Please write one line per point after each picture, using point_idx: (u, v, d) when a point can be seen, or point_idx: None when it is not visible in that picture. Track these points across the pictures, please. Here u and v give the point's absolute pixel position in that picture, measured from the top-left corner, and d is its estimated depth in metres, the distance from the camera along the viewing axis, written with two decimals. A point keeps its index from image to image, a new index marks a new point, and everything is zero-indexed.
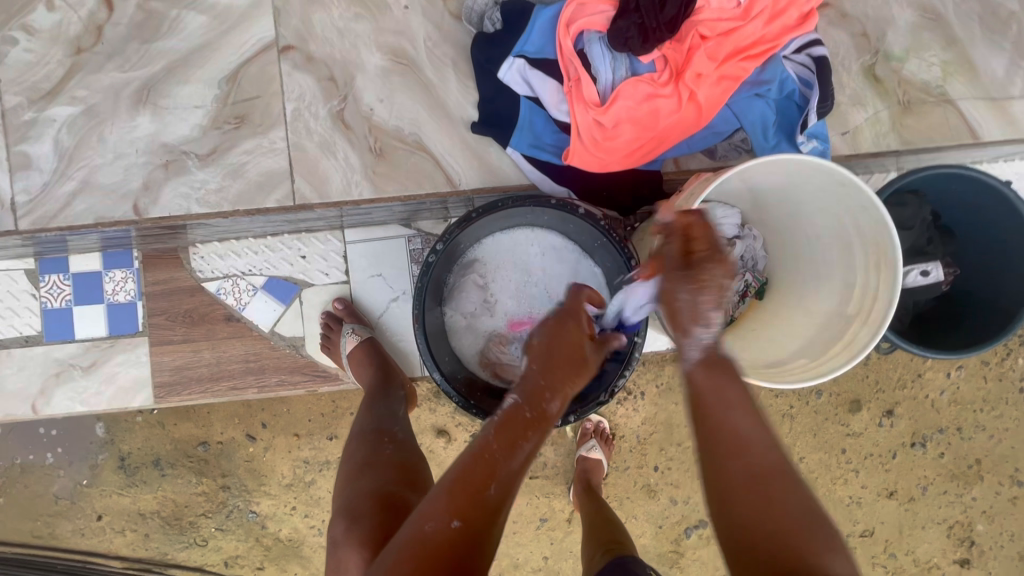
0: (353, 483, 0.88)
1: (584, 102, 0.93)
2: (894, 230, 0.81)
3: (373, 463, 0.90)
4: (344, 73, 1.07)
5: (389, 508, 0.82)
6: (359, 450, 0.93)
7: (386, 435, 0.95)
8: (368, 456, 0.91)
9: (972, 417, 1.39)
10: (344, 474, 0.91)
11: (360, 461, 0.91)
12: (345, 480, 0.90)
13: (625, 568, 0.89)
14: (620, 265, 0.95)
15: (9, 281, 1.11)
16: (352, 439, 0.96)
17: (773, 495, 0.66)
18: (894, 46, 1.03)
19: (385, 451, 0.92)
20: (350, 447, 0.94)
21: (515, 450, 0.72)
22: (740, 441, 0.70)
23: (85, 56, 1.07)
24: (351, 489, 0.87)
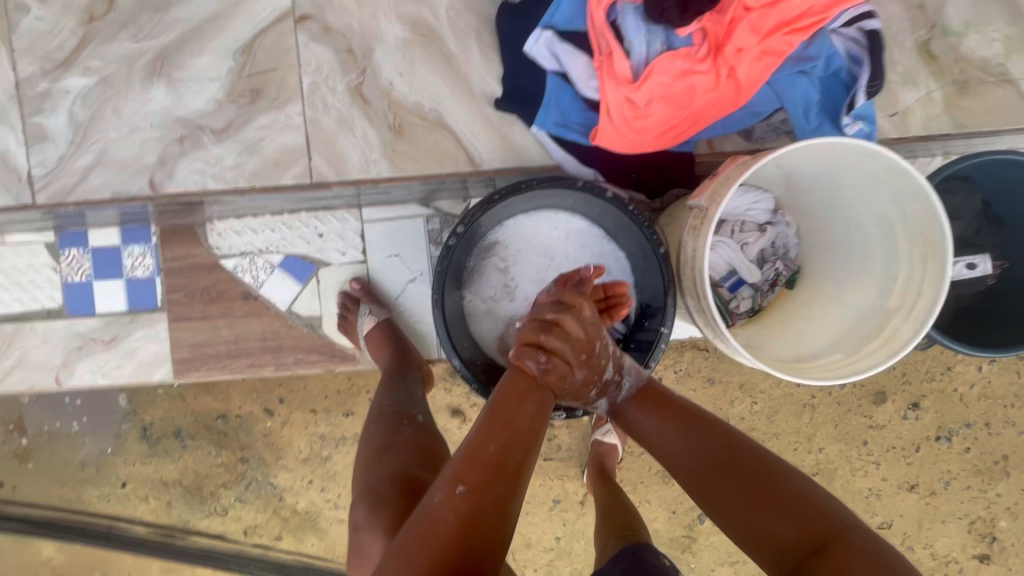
0: (373, 467, 0.87)
1: (616, 78, 0.87)
2: (947, 220, 0.76)
3: (392, 445, 0.89)
4: (362, 45, 1.03)
5: (411, 492, 0.81)
6: (379, 432, 0.92)
7: (405, 417, 0.94)
8: (388, 439, 0.90)
9: (1002, 413, 1.35)
10: (363, 456, 0.91)
11: (379, 444, 0.90)
12: (365, 462, 0.89)
13: (637, 557, 0.86)
14: (647, 251, 0.91)
15: (31, 254, 1.11)
16: (369, 421, 0.95)
17: (713, 476, 0.73)
18: (953, 21, 0.96)
19: (405, 433, 0.92)
20: (368, 427, 0.94)
21: (535, 411, 0.73)
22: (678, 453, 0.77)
23: (98, 26, 1.04)
24: (370, 472, 0.86)
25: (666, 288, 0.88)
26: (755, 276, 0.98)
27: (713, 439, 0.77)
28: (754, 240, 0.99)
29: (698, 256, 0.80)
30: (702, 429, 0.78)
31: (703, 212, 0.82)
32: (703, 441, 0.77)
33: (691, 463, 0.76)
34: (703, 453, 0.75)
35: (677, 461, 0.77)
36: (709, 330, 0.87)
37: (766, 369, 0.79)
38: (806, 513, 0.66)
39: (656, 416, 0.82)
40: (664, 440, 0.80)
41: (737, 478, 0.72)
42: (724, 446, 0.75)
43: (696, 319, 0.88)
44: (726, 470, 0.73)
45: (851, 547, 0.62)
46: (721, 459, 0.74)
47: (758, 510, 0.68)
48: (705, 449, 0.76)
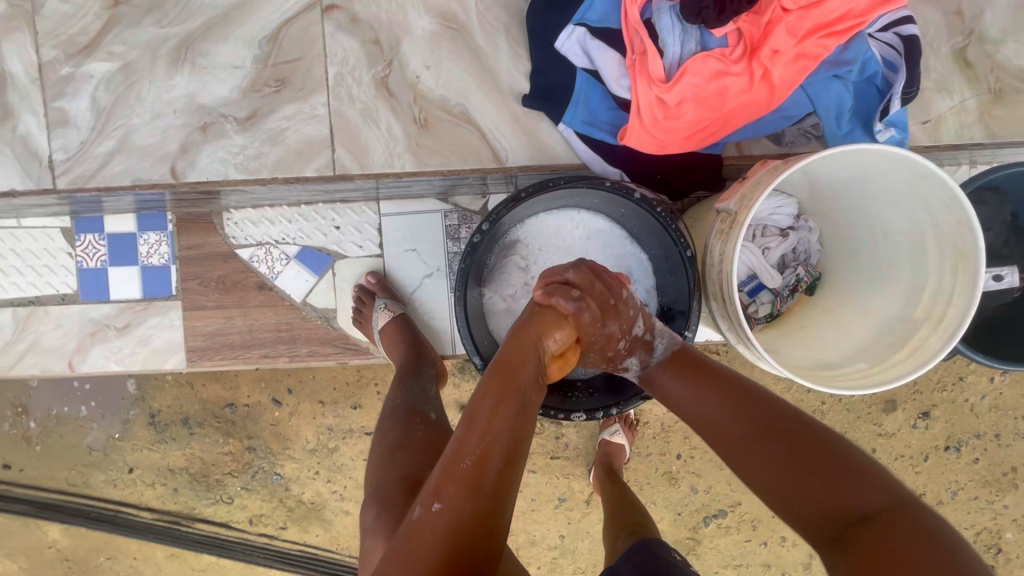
0: (386, 467, 0.86)
1: (648, 77, 0.86)
2: (981, 232, 0.75)
3: (405, 445, 0.89)
4: (389, 37, 1.02)
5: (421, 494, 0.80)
6: (393, 429, 0.91)
7: (418, 416, 0.94)
8: (402, 438, 0.90)
9: (1012, 424, 1.34)
10: (375, 455, 0.90)
11: (393, 443, 0.89)
12: (377, 461, 0.88)
13: (651, 553, 0.85)
14: (670, 253, 0.90)
15: (46, 239, 1.10)
16: (383, 418, 0.94)
17: (754, 445, 0.66)
18: (990, 27, 0.94)
19: (418, 433, 0.91)
20: (382, 425, 0.93)
21: (521, 409, 0.66)
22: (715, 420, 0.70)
23: (122, 10, 1.03)
24: (381, 472, 0.85)
25: (691, 293, 0.87)
26: (775, 281, 0.96)
27: (756, 405, 0.70)
28: (776, 245, 0.97)
29: (726, 262, 0.80)
30: (742, 395, 0.71)
31: (731, 217, 0.81)
32: (744, 408, 0.70)
33: (729, 431, 0.69)
34: (744, 418, 0.69)
35: (712, 427, 0.71)
36: (733, 335, 0.86)
37: (790, 376, 0.78)
38: (856, 483, 0.59)
39: (692, 381, 0.75)
40: (698, 405, 0.73)
41: (780, 443, 0.65)
42: (766, 413, 0.68)
43: (720, 324, 0.87)
44: (769, 436, 0.66)
45: (905, 522, 0.55)
46: (763, 425, 0.67)
47: (801, 477, 0.62)
48: (745, 415, 0.69)
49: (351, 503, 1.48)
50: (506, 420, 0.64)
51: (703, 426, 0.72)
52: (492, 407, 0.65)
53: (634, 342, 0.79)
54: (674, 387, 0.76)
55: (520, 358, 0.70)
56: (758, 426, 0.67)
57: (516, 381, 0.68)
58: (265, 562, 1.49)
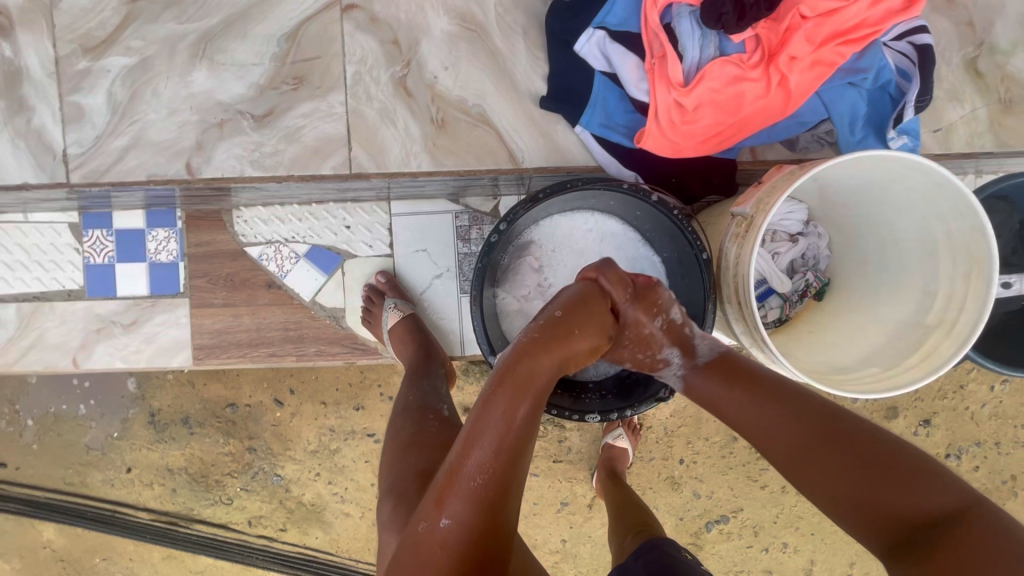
0: (400, 463, 0.86)
1: (667, 81, 0.87)
2: (994, 240, 0.76)
3: (419, 441, 0.88)
4: (408, 37, 1.02)
5: None
6: (406, 426, 0.91)
7: (430, 412, 0.93)
8: (415, 434, 0.89)
9: (1012, 433, 1.35)
10: (389, 450, 0.89)
11: (407, 439, 0.89)
12: (391, 456, 0.88)
13: (661, 551, 0.85)
14: (684, 255, 0.90)
15: (54, 234, 1.09)
16: (396, 415, 0.94)
17: (815, 453, 0.64)
18: (1001, 38, 0.96)
19: (432, 429, 0.90)
20: (395, 421, 0.93)
21: (533, 411, 0.65)
22: (770, 430, 0.68)
23: (141, 5, 1.03)
24: (395, 468, 0.85)
25: (706, 295, 0.87)
26: (785, 287, 0.97)
27: (805, 408, 0.68)
28: (787, 250, 0.98)
29: (743, 265, 0.80)
30: (789, 397, 0.69)
31: (748, 220, 0.82)
32: (794, 410, 0.68)
33: (786, 440, 0.67)
34: (795, 421, 0.67)
35: (761, 433, 0.69)
36: (747, 339, 0.87)
37: (805, 379, 0.79)
38: (919, 485, 0.58)
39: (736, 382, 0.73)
40: (744, 409, 0.71)
41: (836, 446, 0.64)
42: (816, 415, 0.67)
43: (735, 327, 0.88)
44: (823, 439, 0.65)
45: (982, 528, 0.54)
46: (817, 429, 0.66)
47: (862, 482, 0.61)
48: (796, 418, 0.67)
49: (351, 505, 1.47)
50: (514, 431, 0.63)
51: (751, 432, 0.70)
52: (508, 418, 0.62)
53: (669, 329, 0.78)
54: (717, 391, 0.74)
55: (544, 360, 0.66)
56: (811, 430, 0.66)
57: (533, 387, 0.65)
58: (263, 564, 1.47)
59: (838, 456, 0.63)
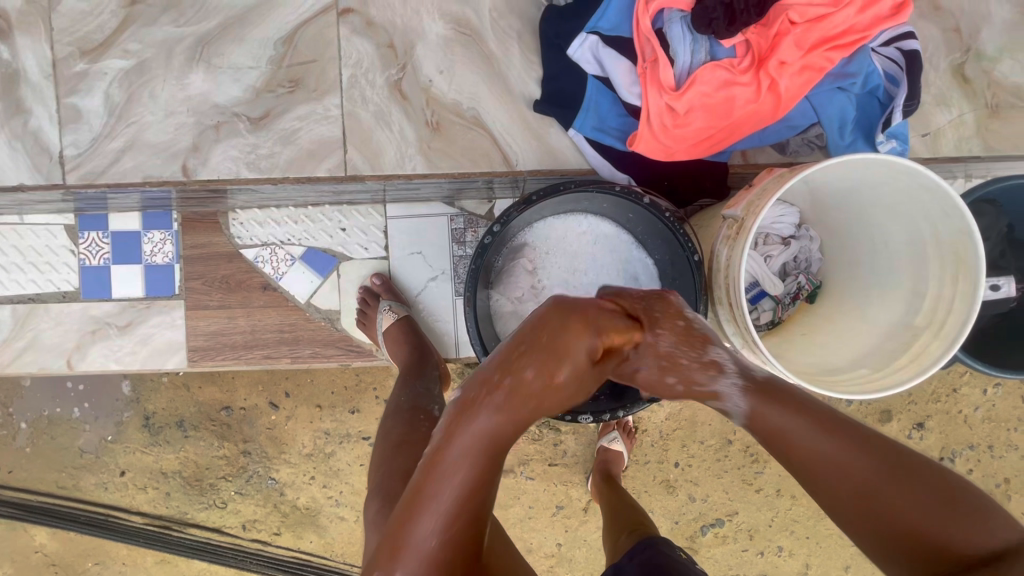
0: (389, 461, 0.88)
1: (659, 85, 0.88)
2: (981, 241, 0.77)
3: (409, 441, 0.91)
4: (404, 41, 1.03)
5: None
6: (396, 427, 0.93)
7: (421, 412, 0.95)
8: (405, 434, 0.92)
9: (1005, 436, 1.35)
10: (380, 450, 0.92)
11: (397, 439, 0.91)
12: (381, 457, 0.90)
13: (656, 549, 0.85)
14: (677, 257, 0.91)
15: (49, 236, 1.10)
16: (388, 416, 0.96)
17: (888, 486, 0.61)
18: (987, 45, 0.97)
19: (422, 428, 0.93)
20: (386, 423, 0.95)
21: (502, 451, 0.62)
22: (844, 459, 0.62)
23: (140, 9, 1.04)
24: (384, 468, 0.88)
25: (697, 297, 0.89)
26: (777, 289, 0.97)
27: (869, 440, 0.63)
28: (778, 253, 0.99)
29: (733, 267, 0.81)
30: (852, 430, 0.63)
31: (738, 223, 0.83)
32: (860, 444, 0.62)
33: (858, 471, 0.62)
34: (863, 457, 0.62)
35: (821, 465, 0.63)
36: (739, 340, 0.88)
37: (795, 380, 0.81)
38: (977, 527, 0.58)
39: (798, 409, 0.64)
40: (808, 438, 0.63)
41: (900, 483, 0.61)
42: (878, 449, 0.63)
43: (726, 328, 0.89)
44: (890, 476, 0.61)
45: None
46: (881, 465, 0.62)
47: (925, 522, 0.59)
48: (865, 451, 0.62)
49: (346, 509, 1.46)
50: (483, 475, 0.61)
51: (804, 462, 0.63)
52: (471, 462, 0.60)
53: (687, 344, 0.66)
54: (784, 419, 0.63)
55: (505, 419, 0.60)
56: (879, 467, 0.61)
57: (500, 444, 0.62)
58: (257, 569, 1.47)
59: (910, 491, 0.60)
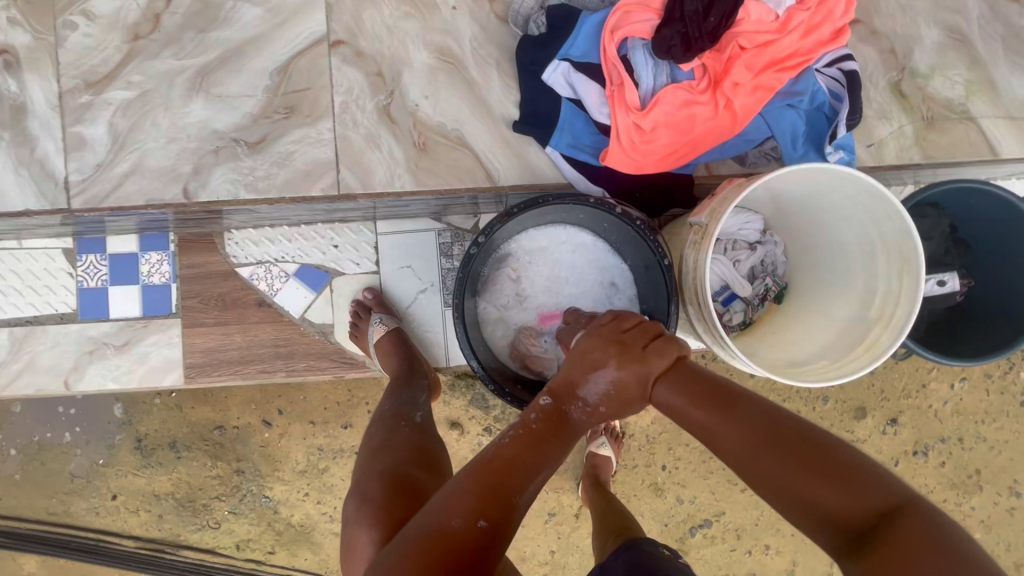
0: (368, 463, 0.88)
1: (626, 106, 0.96)
2: (919, 239, 0.84)
3: (389, 444, 0.90)
4: (391, 70, 1.11)
5: (401, 488, 0.81)
6: (378, 433, 0.93)
7: (403, 419, 0.95)
8: (386, 438, 0.91)
9: (974, 428, 1.43)
10: (361, 455, 0.91)
11: (378, 442, 0.91)
12: (362, 460, 0.90)
13: (640, 549, 0.90)
14: (650, 263, 0.98)
15: (48, 260, 1.14)
16: (371, 423, 0.96)
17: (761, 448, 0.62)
18: (921, 64, 1.08)
19: (404, 432, 0.92)
20: (369, 430, 0.94)
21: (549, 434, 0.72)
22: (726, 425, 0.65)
23: (141, 43, 1.10)
24: (364, 469, 0.87)
25: (669, 298, 0.95)
26: (747, 291, 1.05)
27: (755, 410, 0.65)
28: (745, 257, 1.07)
29: (700, 269, 0.88)
30: (741, 406, 0.66)
31: (703, 229, 0.90)
32: (748, 419, 0.65)
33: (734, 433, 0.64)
34: (753, 428, 0.64)
35: (718, 439, 0.65)
36: (709, 337, 0.94)
37: (765, 375, 0.85)
38: (861, 488, 0.57)
39: (691, 393, 0.69)
40: (697, 416, 0.67)
41: (782, 449, 0.61)
42: (760, 421, 0.64)
43: (697, 326, 0.95)
44: (769, 447, 0.62)
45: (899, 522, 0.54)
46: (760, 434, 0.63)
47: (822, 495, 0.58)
48: (753, 429, 0.64)
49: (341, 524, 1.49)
50: (547, 458, 0.70)
51: (705, 437, 0.67)
52: (526, 422, 0.73)
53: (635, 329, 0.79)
54: (677, 400, 0.69)
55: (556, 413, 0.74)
56: (769, 437, 0.62)
57: (561, 427, 0.73)
58: None
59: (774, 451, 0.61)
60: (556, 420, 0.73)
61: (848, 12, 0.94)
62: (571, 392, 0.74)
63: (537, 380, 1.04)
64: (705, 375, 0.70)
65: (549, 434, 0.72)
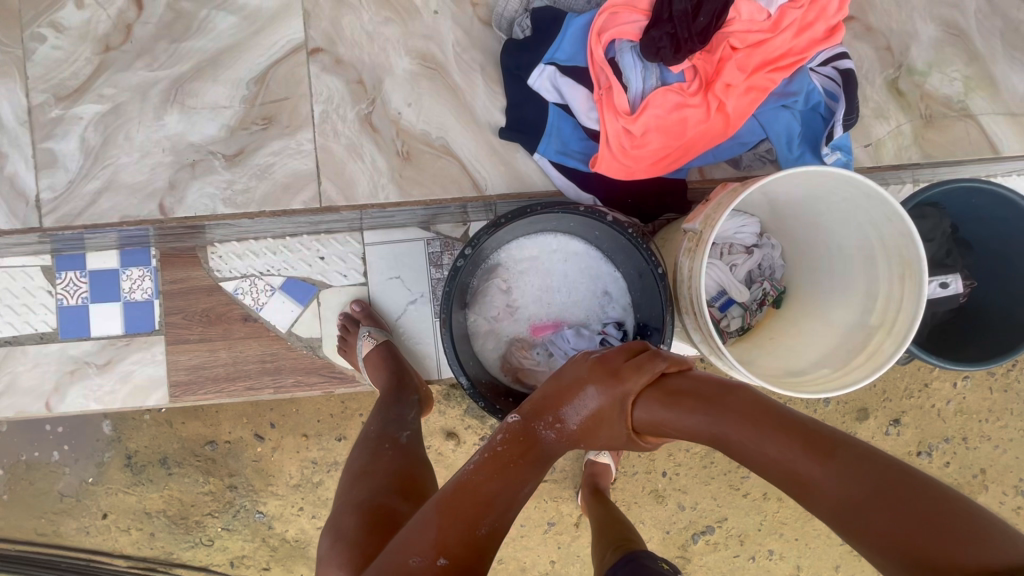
0: (346, 492, 0.84)
1: (615, 110, 0.93)
2: (921, 243, 0.81)
3: (368, 471, 0.86)
4: (372, 77, 1.08)
5: (377, 522, 0.77)
6: (360, 458, 0.89)
7: (387, 441, 0.91)
8: (366, 464, 0.88)
9: (978, 428, 1.40)
10: (343, 482, 0.88)
11: (358, 469, 0.87)
12: (342, 487, 0.87)
13: (638, 562, 0.87)
14: (644, 271, 0.95)
15: (26, 278, 1.10)
16: (354, 446, 0.93)
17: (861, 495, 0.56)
18: (918, 60, 1.05)
19: (386, 457, 0.89)
20: (352, 454, 0.91)
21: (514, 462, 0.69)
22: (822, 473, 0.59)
23: (113, 55, 1.06)
24: (343, 500, 0.84)
25: (664, 308, 0.92)
26: (744, 296, 1.02)
27: (857, 460, 0.58)
28: (743, 262, 1.04)
29: (695, 277, 0.85)
30: (841, 455, 0.59)
31: (697, 236, 0.87)
32: (852, 468, 0.58)
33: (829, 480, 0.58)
34: (856, 479, 0.57)
35: (818, 491, 0.59)
36: (706, 346, 0.91)
37: (762, 385, 0.82)
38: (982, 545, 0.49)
39: (772, 438, 0.62)
40: (787, 465, 0.61)
41: (891, 502, 0.54)
42: (864, 472, 0.57)
43: (694, 336, 0.92)
44: (873, 495, 0.55)
45: None
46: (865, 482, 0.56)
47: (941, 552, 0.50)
48: (852, 475, 0.57)
49: None
50: (510, 485, 0.67)
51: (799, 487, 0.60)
52: (493, 444, 0.71)
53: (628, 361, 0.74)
54: (763, 445, 0.63)
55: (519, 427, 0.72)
56: (876, 489, 0.55)
57: (531, 450, 0.71)
58: None
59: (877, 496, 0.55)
60: (529, 442, 0.71)
61: (842, 9, 0.92)
62: (546, 414, 0.72)
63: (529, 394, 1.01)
64: (778, 416, 0.64)
65: (517, 456, 0.69)
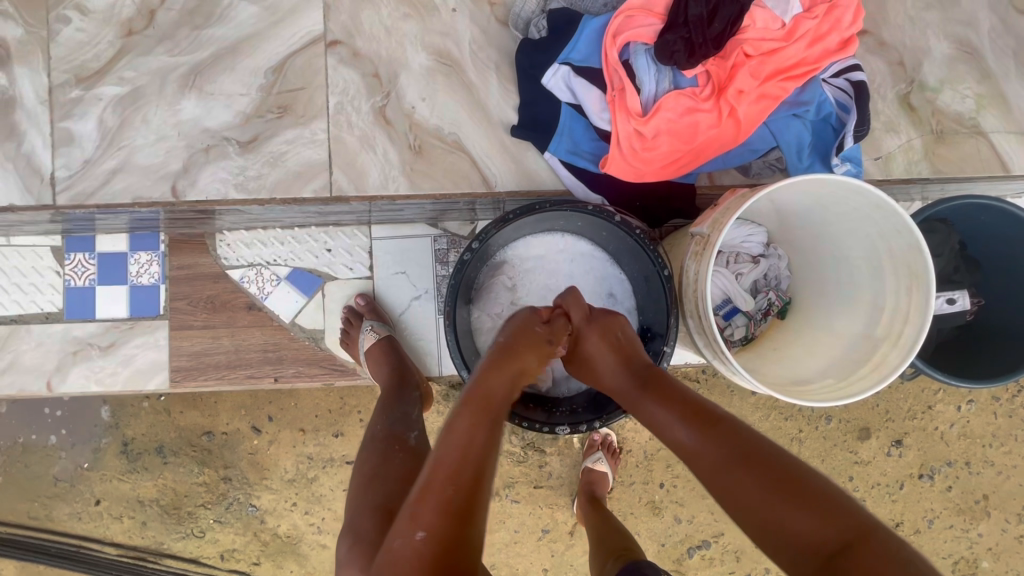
0: (360, 495, 0.84)
1: (627, 111, 0.94)
2: (929, 255, 0.81)
3: (382, 474, 0.85)
4: (388, 71, 1.09)
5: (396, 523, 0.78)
6: (371, 458, 0.89)
7: (397, 442, 0.91)
8: (379, 466, 0.87)
9: (982, 453, 1.38)
10: (354, 484, 0.87)
11: (371, 471, 0.86)
12: (356, 490, 0.86)
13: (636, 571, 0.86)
14: (650, 275, 0.95)
15: (35, 257, 1.11)
16: (362, 446, 0.92)
17: (735, 465, 0.67)
18: (929, 77, 1.06)
19: (397, 459, 0.88)
20: (361, 454, 0.90)
21: (485, 419, 0.69)
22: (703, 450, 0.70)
23: (136, 39, 1.08)
24: (357, 502, 0.83)
25: (668, 310, 0.92)
26: (749, 305, 1.02)
27: (733, 436, 0.70)
28: (749, 271, 1.03)
29: (701, 279, 0.85)
30: (720, 429, 0.71)
31: (705, 239, 0.87)
32: (727, 438, 0.70)
33: (713, 454, 0.69)
34: (731, 452, 0.68)
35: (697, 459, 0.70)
36: (710, 351, 0.90)
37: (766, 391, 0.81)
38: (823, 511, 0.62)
39: (674, 408, 0.74)
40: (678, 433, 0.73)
41: (755, 477, 0.66)
42: (738, 442, 0.69)
43: (698, 340, 0.92)
44: (741, 465, 0.67)
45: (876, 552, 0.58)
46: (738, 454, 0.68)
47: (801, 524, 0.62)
48: (727, 444, 0.69)
49: (328, 536, 1.44)
50: (480, 437, 0.66)
51: (687, 453, 0.72)
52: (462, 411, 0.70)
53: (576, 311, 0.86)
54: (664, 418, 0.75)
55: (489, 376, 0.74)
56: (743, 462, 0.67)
57: (494, 406, 0.71)
58: None
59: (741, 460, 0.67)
60: (494, 402, 0.72)
61: (857, 21, 0.92)
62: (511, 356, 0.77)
63: (532, 392, 1.02)
64: (676, 388, 0.77)
65: (487, 412, 0.70)
